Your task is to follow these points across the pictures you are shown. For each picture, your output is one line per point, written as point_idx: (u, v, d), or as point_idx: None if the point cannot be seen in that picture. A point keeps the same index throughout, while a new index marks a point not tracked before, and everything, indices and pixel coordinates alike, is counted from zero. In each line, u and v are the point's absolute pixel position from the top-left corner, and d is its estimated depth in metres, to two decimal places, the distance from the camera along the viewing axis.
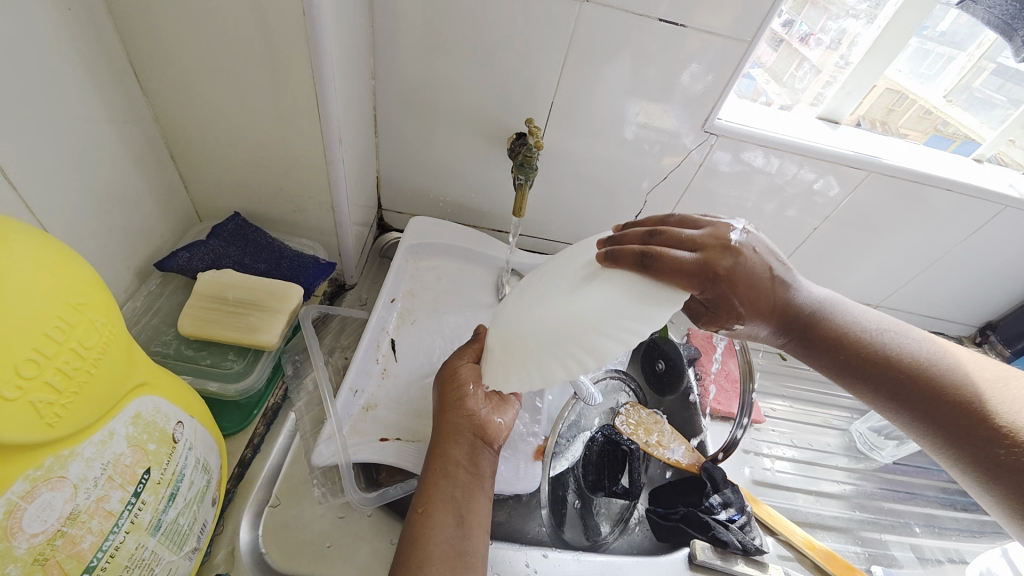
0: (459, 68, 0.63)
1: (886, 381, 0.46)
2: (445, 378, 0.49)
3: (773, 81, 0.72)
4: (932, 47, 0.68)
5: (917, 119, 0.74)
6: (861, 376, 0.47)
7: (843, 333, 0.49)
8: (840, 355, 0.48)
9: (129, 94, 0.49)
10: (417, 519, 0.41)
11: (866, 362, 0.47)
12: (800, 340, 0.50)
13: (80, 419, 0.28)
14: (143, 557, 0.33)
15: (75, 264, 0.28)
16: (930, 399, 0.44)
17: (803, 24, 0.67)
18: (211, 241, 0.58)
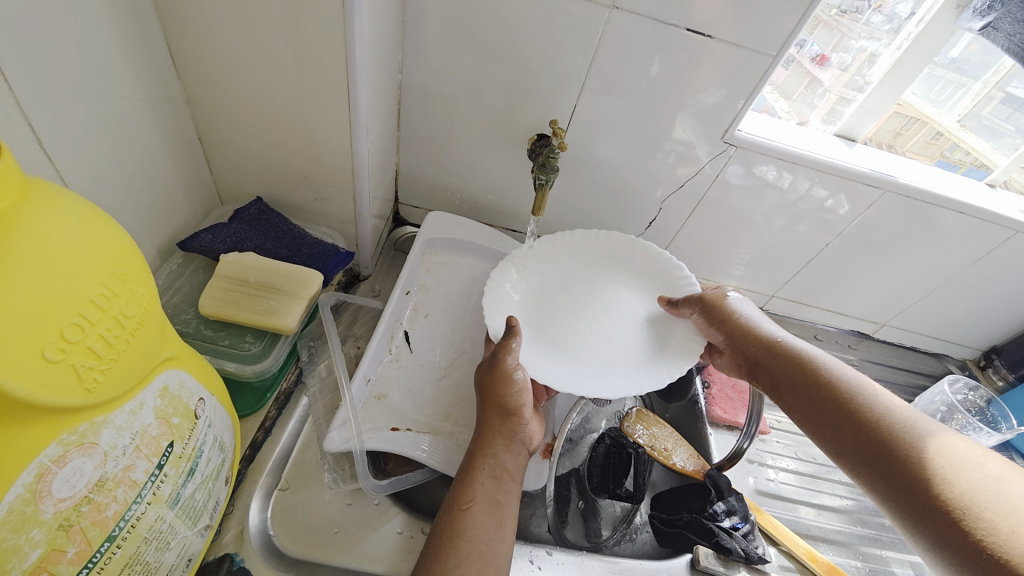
0: (484, 67, 0.64)
1: (867, 443, 0.42)
2: (483, 379, 0.51)
3: (782, 98, 0.72)
4: (942, 73, 0.70)
5: (923, 143, 0.75)
6: (837, 433, 0.44)
7: (829, 383, 0.47)
8: (821, 408, 0.46)
9: (162, 74, 0.49)
10: (458, 517, 0.41)
11: (852, 421, 0.43)
12: (780, 386, 0.50)
13: (115, 387, 0.28)
14: (161, 530, 0.33)
15: (120, 234, 0.28)
16: (888, 460, 0.40)
17: (814, 44, 0.67)
18: (234, 224, 0.58)
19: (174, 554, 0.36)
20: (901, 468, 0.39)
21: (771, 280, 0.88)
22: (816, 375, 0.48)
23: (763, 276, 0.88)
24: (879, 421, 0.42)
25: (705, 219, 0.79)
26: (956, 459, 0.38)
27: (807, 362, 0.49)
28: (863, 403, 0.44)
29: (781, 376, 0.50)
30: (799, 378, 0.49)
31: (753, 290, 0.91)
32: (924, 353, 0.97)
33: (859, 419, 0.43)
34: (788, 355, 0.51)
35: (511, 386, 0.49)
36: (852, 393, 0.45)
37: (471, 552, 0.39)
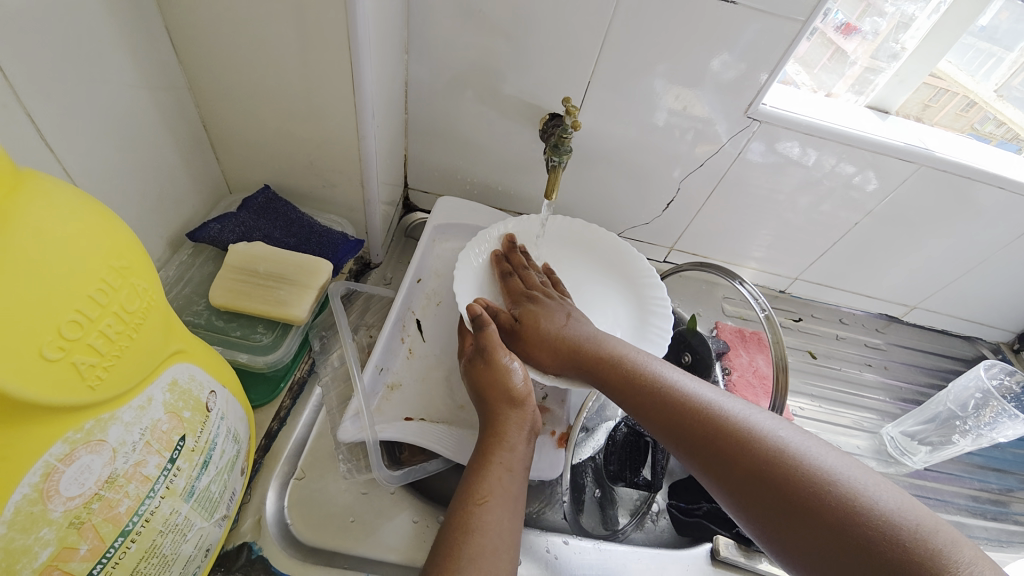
0: (492, 44, 0.61)
1: (737, 471, 0.40)
2: (475, 371, 0.50)
3: (803, 71, 0.68)
4: (974, 41, 0.65)
5: (954, 116, 0.70)
6: (701, 458, 0.43)
7: (683, 402, 0.46)
8: (680, 432, 0.44)
9: (164, 60, 0.48)
10: (474, 512, 0.40)
11: (711, 443, 0.42)
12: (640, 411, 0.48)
13: (121, 383, 0.28)
14: (177, 523, 0.33)
15: (118, 227, 0.28)
16: (731, 465, 0.41)
17: (839, 13, 0.64)
18: (243, 213, 0.58)
19: (192, 545, 0.36)
20: (764, 491, 0.38)
21: (794, 262, 0.85)
22: (669, 398, 0.46)
23: (786, 258, 0.84)
24: (734, 437, 0.41)
25: (725, 199, 0.76)
26: (811, 467, 0.38)
27: (660, 382, 0.48)
28: (718, 421, 0.43)
29: (640, 400, 0.48)
30: (656, 400, 0.47)
31: (775, 273, 0.88)
32: (956, 336, 0.93)
33: (718, 440, 0.42)
34: (635, 374, 0.50)
35: (504, 374, 0.49)
36: (708, 412, 0.44)
37: (487, 547, 0.38)
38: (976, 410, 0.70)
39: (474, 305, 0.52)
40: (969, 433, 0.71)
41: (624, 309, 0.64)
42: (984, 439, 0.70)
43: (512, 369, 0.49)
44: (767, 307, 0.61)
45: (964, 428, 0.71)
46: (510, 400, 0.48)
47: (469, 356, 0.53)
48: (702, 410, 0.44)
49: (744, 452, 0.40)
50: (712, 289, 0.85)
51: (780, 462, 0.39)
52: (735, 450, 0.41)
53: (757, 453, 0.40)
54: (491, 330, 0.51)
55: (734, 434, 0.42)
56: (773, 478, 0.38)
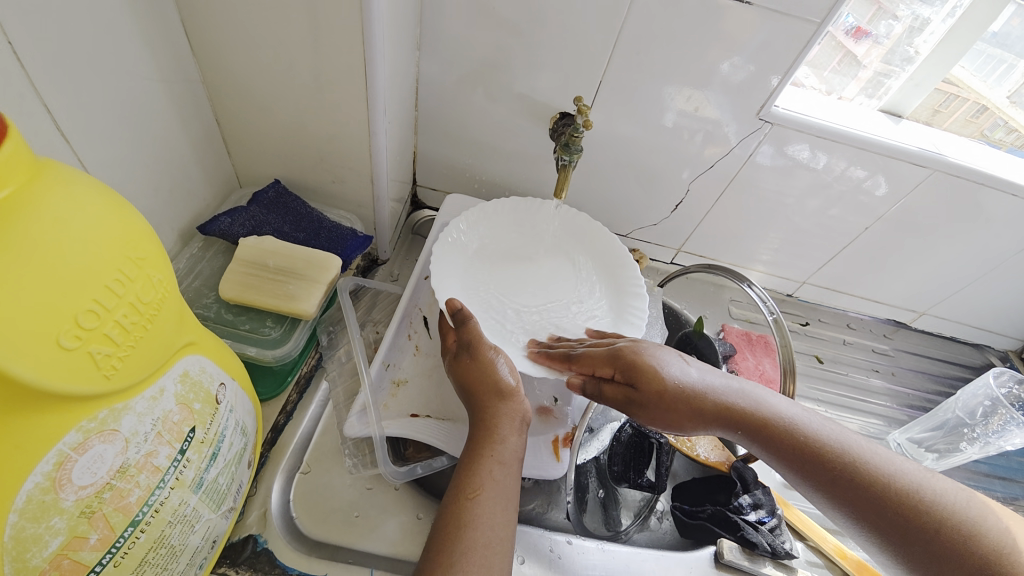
0: (504, 42, 0.61)
1: (875, 508, 0.40)
2: (459, 365, 0.49)
3: (813, 75, 0.68)
4: (984, 48, 0.65)
5: (963, 122, 0.69)
6: (846, 502, 0.41)
7: (817, 442, 0.44)
8: (821, 476, 0.42)
9: (178, 53, 0.48)
10: (467, 505, 0.40)
11: (857, 486, 0.41)
12: (766, 449, 0.45)
13: (135, 373, 0.28)
14: (185, 514, 0.34)
15: (135, 218, 0.28)
16: (867, 500, 0.40)
17: (849, 16, 0.63)
18: (252, 207, 0.58)
19: (199, 537, 0.36)
20: (926, 541, 0.38)
21: (803, 265, 0.84)
22: (799, 436, 0.44)
23: (795, 261, 0.84)
24: (885, 484, 0.40)
25: (734, 202, 0.76)
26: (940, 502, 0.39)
27: (765, 409, 0.46)
28: (837, 452, 0.43)
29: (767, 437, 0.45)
30: (786, 438, 0.44)
31: (783, 276, 0.87)
32: (964, 343, 0.92)
33: (862, 483, 0.41)
34: (756, 411, 0.46)
35: (489, 367, 0.48)
36: (845, 453, 0.42)
37: (478, 543, 0.38)
38: (984, 418, 0.69)
39: (453, 300, 0.52)
40: (977, 440, 0.70)
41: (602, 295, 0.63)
42: (992, 447, 0.69)
43: (497, 362, 0.49)
44: (775, 310, 0.60)
45: (972, 436, 0.70)
46: (498, 393, 0.47)
47: (451, 351, 0.52)
48: (841, 452, 0.43)
49: (894, 497, 0.40)
50: (718, 292, 0.85)
51: (937, 511, 0.38)
52: (884, 495, 0.40)
53: (909, 500, 0.39)
54: (472, 322, 0.51)
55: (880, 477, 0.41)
56: (932, 527, 0.38)
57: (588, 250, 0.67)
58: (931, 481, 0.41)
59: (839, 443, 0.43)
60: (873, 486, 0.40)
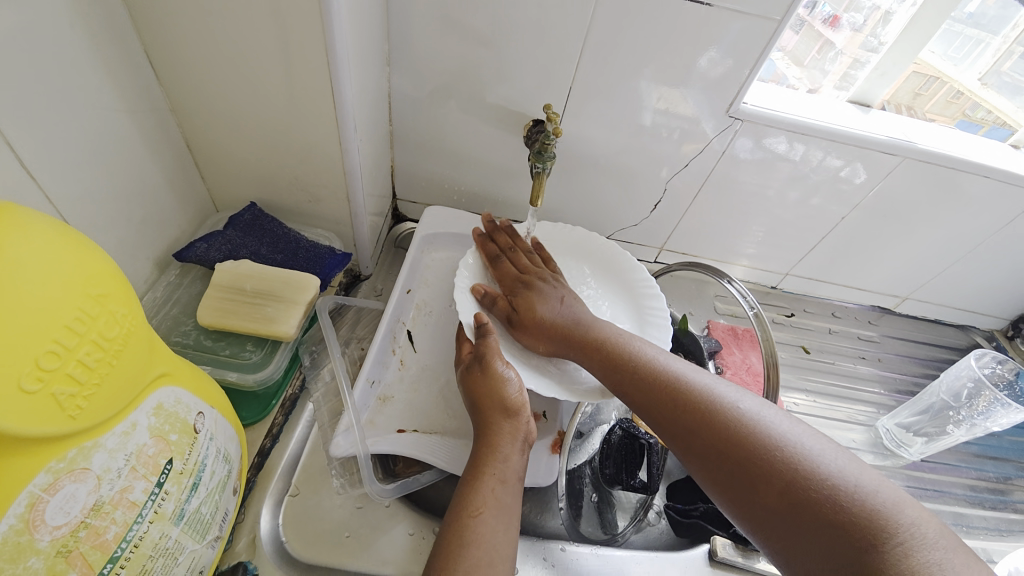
0: (474, 54, 0.62)
1: (698, 437, 0.42)
2: (470, 378, 0.50)
3: (793, 65, 0.69)
4: (961, 28, 0.66)
5: (944, 103, 0.71)
6: (664, 424, 0.45)
7: (667, 383, 0.47)
8: (654, 406, 0.46)
9: (145, 83, 0.48)
10: (470, 523, 0.40)
11: (693, 425, 0.43)
12: (622, 388, 0.49)
13: (103, 410, 0.28)
14: (167, 546, 0.33)
15: (96, 255, 0.28)
16: (689, 429, 0.43)
17: (826, 4, 0.64)
18: (229, 231, 0.58)
19: (184, 568, 0.36)
20: (734, 470, 0.40)
21: (784, 257, 0.85)
22: (637, 366, 0.49)
23: (776, 254, 0.85)
24: (720, 423, 0.42)
25: (713, 197, 0.76)
26: (763, 435, 0.40)
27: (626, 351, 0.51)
28: (676, 387, 0.46)
29: (626, 377, 0.49)
30: (641, 378, 0.48)
31: (766, 269, 0.88)
32: (949, 326, 0.94)
33: (700, 422, 0.43)
34: (617, 349, 0.51)
35: (499, 383, 0.49)
36: (690, 393, 0.45)
37: (482, 563, 0.38)
38: (970, 400, 0.70)
39: (480, 313, 0.54)
40: (963, 422, 0.71)
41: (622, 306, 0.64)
42: (979, 429, 0.70)
43: (507, 378, 0.49)
44: (755, 304, 0.61)
45: (957, 418, 0.71)
46: (504, 410, 0.47)
47: (465, 363, 0.52)
48: (690, 393, 0.45)
49: (724, 434, 0.41)
50: (703, 288, 0.85)
51: (754, 444, 0.40)
52: (715, 432, 0.41)
53: (726, 431, 0.41)
54: (490, 338, 0.52)
55: (716, 416, 0.42)
56: (755, 462, 0.39)
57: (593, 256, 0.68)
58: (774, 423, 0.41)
59: (692, 386, 0.45)
60: (698, 416, 0.43)
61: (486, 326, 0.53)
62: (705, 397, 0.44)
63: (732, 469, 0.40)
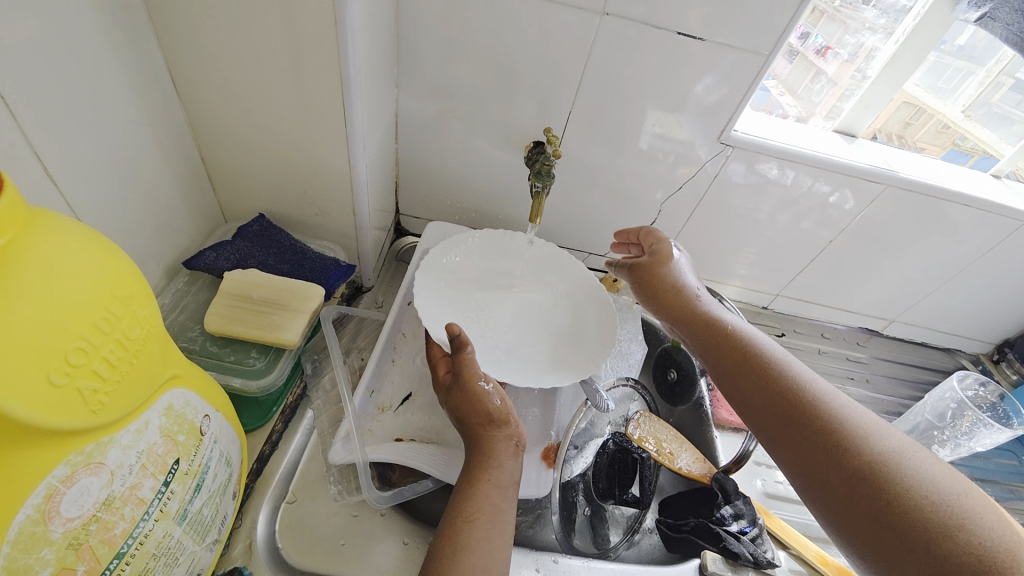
0: (478, 79, 0.65)
1: (794, 428, 0.45)
2: (453, 399, 0.48)
3: (787, 93, 0.71)
4: (951, 61, 0.69)
5: (934, 133, 0.74)
6: (758, 412, 0.48)
7: (772, 373, 0.49)
8: (752, 394, 0.49)
9: (166, 97, 0.51)
10: (462, 528, 0.41)
11: (836, 453, 0.42)
12: (752, 404, 0.48)
13: (121, 406, 0.29)
14: (169, 546, 0.34)
15: (121, 258, 0.29)
16: (789, 420, 0.45)
17: (819, 36, 0.67)
18: (237, 241, 0.60)
19: (183, 569, 0.36)
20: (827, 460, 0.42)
21: (776, 278, 0.87)
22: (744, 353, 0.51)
23: (768, 275, 0.87)
24: (829, 430, 0.43)
25: (706, 219, 0.79)
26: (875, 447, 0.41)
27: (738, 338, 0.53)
28: (778, 380, 0.48)
29: (760, 394, 0.48)
30: (779, 397, 0.47)
31: (758, 290, 0.90)
32: (936, 348, 0.96)
33: (800, 415, 0.45)
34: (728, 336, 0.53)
35: (482, 398, 0.47)
36: (837, 418, 0.44)
37: (475, 567, 0.39)
38: (954, 420, 0.72)
39: (452, 325, 0.49)
40: (947, 442, 0.72)
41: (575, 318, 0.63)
42: (963, 449, 0.71)
43: (488, 390, 0.48)
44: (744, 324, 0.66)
45: (942, 438, 0.72)
46: (489, 419, 0.47)
47: (445, 385, 0.50)
48: (819, 408, 0.45)
49: (879, 475, 0.40)
50: None
51: (852, 445, 0.42)
52: (865, 468, 0.40)
53: (824, 429, 0.43)
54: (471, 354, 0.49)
55: (867, 451, 0.41)
56: (900, 509, 0.38)
57: (567, 282, 0.67)
58: (937, 478, 0.39)
59: (822, 402, 0.45)
60: (803, 409, 0.45)
61: (460, 338, 0.49)
62: (859, 428, 0.43)
63: (880, 512, 0.38)
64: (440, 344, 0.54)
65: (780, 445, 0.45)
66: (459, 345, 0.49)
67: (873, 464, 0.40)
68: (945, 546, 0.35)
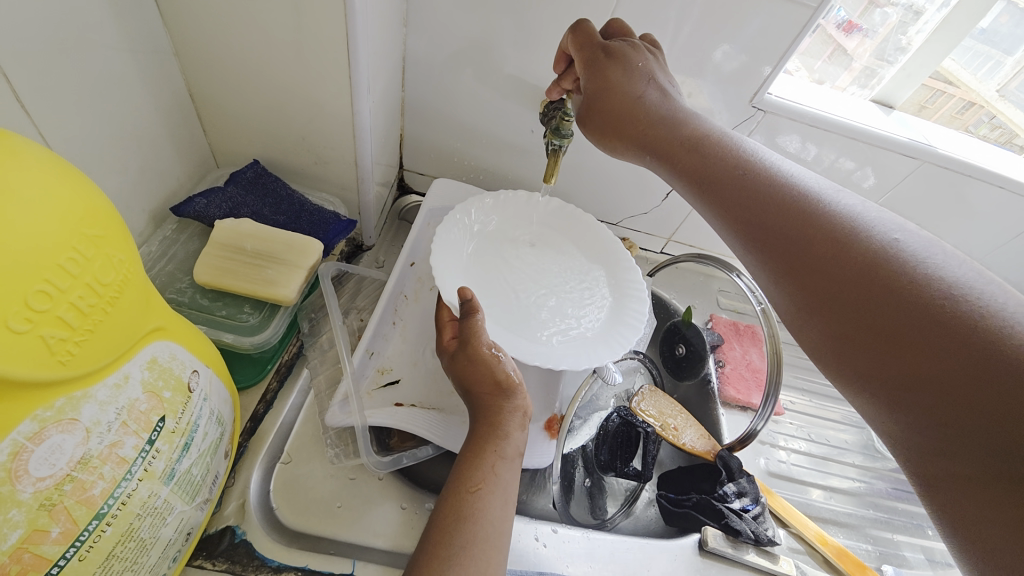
0: (493, 22, 0.59)
1: (797, 255, 0.37)
2: (460, 368, 0.45)
3: (804, 70, 0.66)
4: (972, 44, 0.65)
5: (949, 118, 0.69)
6: (758, 242, 0.40)
7: (771, 196, 0.40)
8: (749, 224, 0.40)
9: (150, 22, 0.46)
10: (466, 499, 0.38)
11: (837, 262, 0.35)
12: (742, 223, 0.41)
13: (95, 357, 0.26)
14: (155, 506, 0.32)
15: (92, 191, 0.26)
16: (789, 248, 0.38)
17: (841, 9, 0.61)
18: (230, 188, 0.56)
19: (172, 529, 0.35)
20: (834, 282, 0.35)
21: None
22: (737, 178, 0.42)
23: None
24: (835, 246, 0.35)
25: None
26: (892, 255, 0.33)
27: (731, 162, 0.43)
28: (779, 202, 0.39)
29: (751, 206, 0.40)
30: (771, 218, 0.39)
31: None
32: None
33: (804, 238, 0.37)
34: (717, 160, 0.44)
35: (490, 364, 0.44)
36: (844, 223, 0.36)
37: (478, 538, 0.36)
38: None
39: (464, 289, 0.47)
40: None
41: (603, 298, 0.59)
42: None
43: (498, 357, 0.45)
44: (763, 301, 0.60)
45: None
46: (498, 388, 0.44)
47: (450, 351, 0.47)
48: (826, 225, 0.37)
49: (884, 281, 0.33)
50: (708, 282, 0.85)
51: (863, 257, 0.34)
52: (880, 277, 0.33)
53: (831, 246, 0.36)
54: (480, 321, 0.46)
55: (876, 255, 0.34)
56: (918, 316, 0.30)
57: (586, 250, 0.64)
58: (962, 273, 0.32)
59: (830, 218, 0.37)
60: (806, 231, 0.37)
61: (470, 302, 0.46)
62: (878, 234, 0.35)
63: (877, 317, 0.32)
64: (451, 306, 0.50)
65: (770, 265, 0.39)
66: (467, 309, 0.46)
67: (888, 275, 0.33)
68: (963, 344, 0.28)
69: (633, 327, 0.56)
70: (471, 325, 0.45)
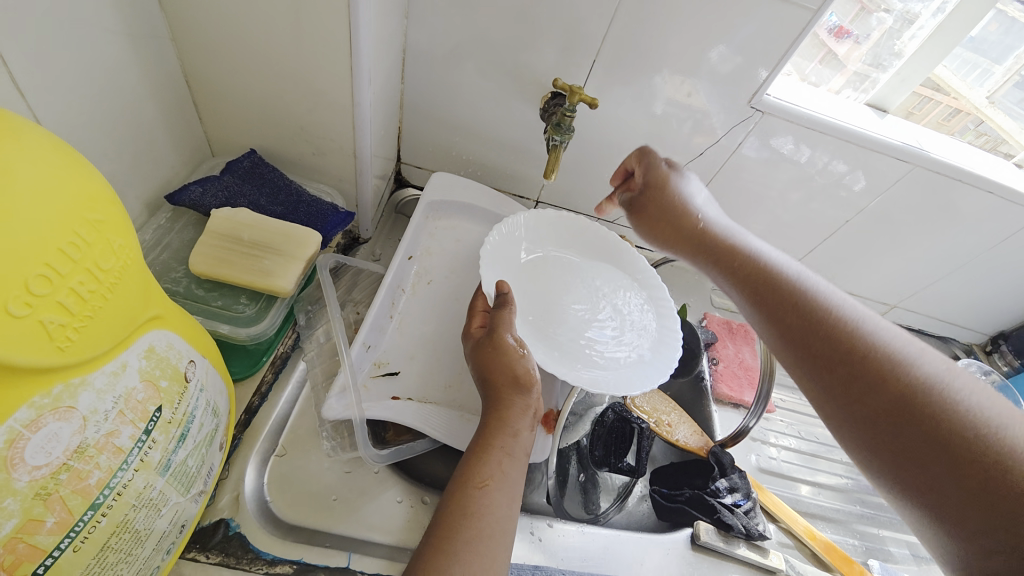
0: (495, 16, 0.59)
1: (817, 341, 0.41)
2: (481, 353, 0.46)
3: (796, 74, 0.67)
4: (963, 52, 0.66)
5: (936, 124, 0.70)
6: (780, 326, 0.44)
7: (795, 290, 0.45)
8: (773, 312, 0.45)
9: (146, 6, 0.45)
10: (473, 494, 0.38)
11: (852, 351, 0.39)
12: (766, 312, 0.46)
13: (93, 345, 0.26)
14: (150, 497, 0.32)
15: (92, 175, 0.25)
16: (811, 333, 0.42)
17: (834, 15, 0.62)
18: (226, 177, 0.55)
19: (167, 521, 0.34)
20: (851, 367, 0.39)
21: None
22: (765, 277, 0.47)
23: None
24: (851, 338, 0.40)
25: (719, 192, 0.75)
26: (900, 355, 0.38)
27: (759, 266, 0.48)
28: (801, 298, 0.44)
29: (777, 301, 0.45)
30: (794, 308, 0.44)
31: None
32: (932, 337, 0.95)
33: (823, 327, 0.42)
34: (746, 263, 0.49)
35: (510, 356, 0.45)
36: (849, 318, 0.42)
37: (482, 532, 0.36)
38: None
39: (501, 282, 0.49)
40: None
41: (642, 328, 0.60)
42: None
43: (520, 351, 0.46)
44: None
45: None
46: (515, 383, 0.45)
47: (475, 338, 0.49)
48: (841, 321, 0.42)
49: (895, 376, 0.37)
50: (702, 280, 0.86)
51: (875, 352, 0.39)
52: (891, 372, 0.37)
53: (848, 337, 0.40)
54: (508, 315, 0.48)
55: (881, 349, 0.39)
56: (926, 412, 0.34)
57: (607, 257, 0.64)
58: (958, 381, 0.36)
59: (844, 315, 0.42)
60: (825, 322, 0.42)
61: (504, 295, 0.48)
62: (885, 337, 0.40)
63: (890, 405, 0.36)
64: (485, 296, 0.52)
65: (780, 340, 0.44)
66: (501, 303, 0.48)
67: (898, 370, 0.37)
68: (959, 439, 0.33)
69: (662, 370, 0.55)
70: (502, 319, 0.47)
